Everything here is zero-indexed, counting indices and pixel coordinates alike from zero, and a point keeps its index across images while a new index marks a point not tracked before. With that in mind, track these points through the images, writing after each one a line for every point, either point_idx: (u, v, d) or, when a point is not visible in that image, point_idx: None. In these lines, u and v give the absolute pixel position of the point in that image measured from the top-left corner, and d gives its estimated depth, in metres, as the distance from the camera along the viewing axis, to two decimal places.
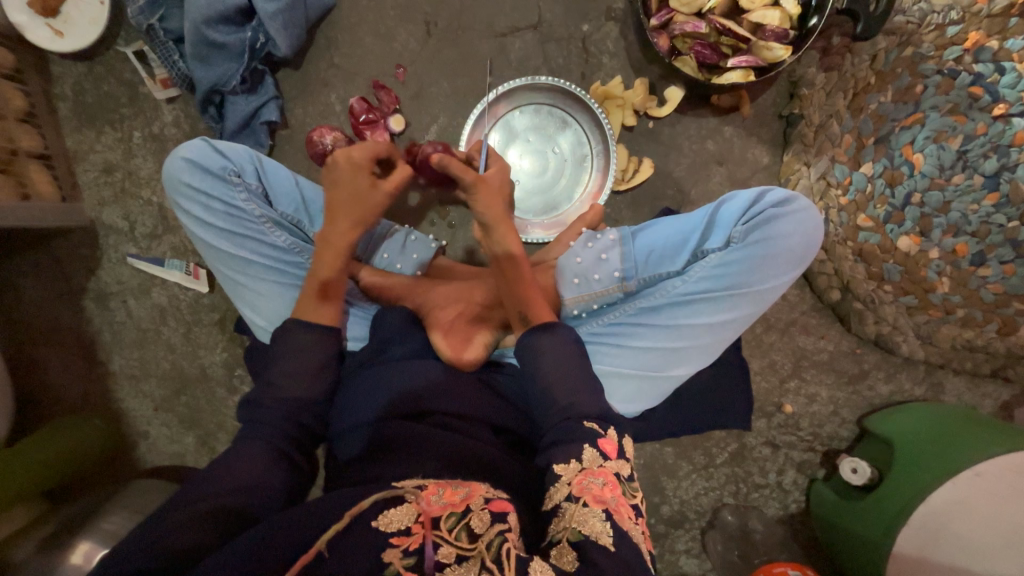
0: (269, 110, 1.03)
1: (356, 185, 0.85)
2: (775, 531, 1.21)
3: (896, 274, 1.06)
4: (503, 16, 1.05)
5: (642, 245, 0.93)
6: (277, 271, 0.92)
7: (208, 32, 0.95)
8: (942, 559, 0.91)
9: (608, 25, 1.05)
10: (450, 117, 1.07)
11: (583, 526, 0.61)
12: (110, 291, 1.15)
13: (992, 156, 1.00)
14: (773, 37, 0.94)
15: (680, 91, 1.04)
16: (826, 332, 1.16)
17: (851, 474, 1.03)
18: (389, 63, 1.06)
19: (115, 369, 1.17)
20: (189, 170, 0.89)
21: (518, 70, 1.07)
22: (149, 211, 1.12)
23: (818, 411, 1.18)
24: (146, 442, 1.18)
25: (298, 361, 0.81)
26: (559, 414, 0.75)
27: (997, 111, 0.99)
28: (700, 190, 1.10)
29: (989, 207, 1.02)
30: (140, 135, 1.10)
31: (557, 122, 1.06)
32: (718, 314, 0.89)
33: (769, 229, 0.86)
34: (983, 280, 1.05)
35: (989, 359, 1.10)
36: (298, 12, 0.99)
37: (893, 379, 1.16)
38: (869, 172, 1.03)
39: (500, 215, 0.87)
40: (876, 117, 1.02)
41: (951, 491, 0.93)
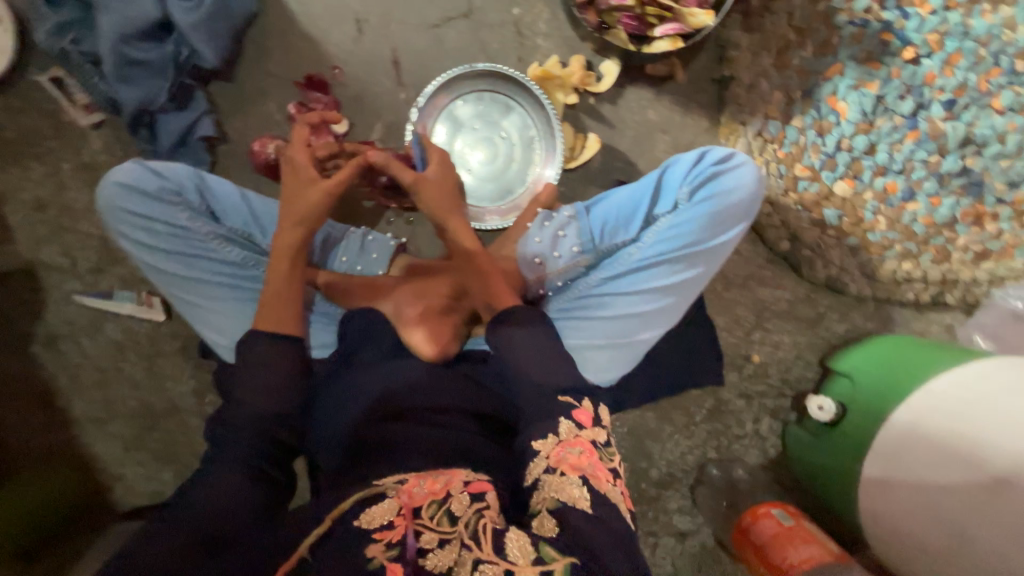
0: (204, 125, 1.00)
1: (296, 185, 0.86)
2: (759, 477, 1.26)
3: (837, 219, 1.13)
4: (434, 7, 1.05)
5: (596, 218, 0.95)
6: (233, 286, 0.90)
7: (127, 50, 0.92)
8: (903, 477, 0.93)
9: (538, 7, 1.07)
10: (394, 113, 1.07)
11: (561, 494, 0.63)
12: (60, 333, 1.09)
13: (907, 96, 1.07)
14: (695, 4, 0.98)
15: (616, 64, 1.06)
16: (782, 282, 1.22)
17: (819, 412, 1.08)
18: (324, 65, 1.05)
19: (77, 414, 1.12)
20: (125, 194, 0.86)
21: (455, 60, 1.07)
22: (91, 244, 1.07)
23: (783, 357, 1.24)
24: (121, 484, 1.14)
25: (261, 376, 0.78)
26: (536, 390, 0.77)
27: (908, 54, 1.05)
28: (647, 159, 1.13)
29: (911, 145, 1.09)
30: (70, 166, 1.04)
31: (501, 107, 1.08)
32: (676, 275, 0.92)
33: (712, 188, 0.89)
34: (914, 214, 1.13)
35: (928, 287, 1.18)
36: (221, 21, 0.96)
37: (848, 318, 1.23)
38: (801, 125, 1.09)
39: (447, 208, 0.88)
40: (801, 72, 1.07)
41: (905, 412, 0.97)
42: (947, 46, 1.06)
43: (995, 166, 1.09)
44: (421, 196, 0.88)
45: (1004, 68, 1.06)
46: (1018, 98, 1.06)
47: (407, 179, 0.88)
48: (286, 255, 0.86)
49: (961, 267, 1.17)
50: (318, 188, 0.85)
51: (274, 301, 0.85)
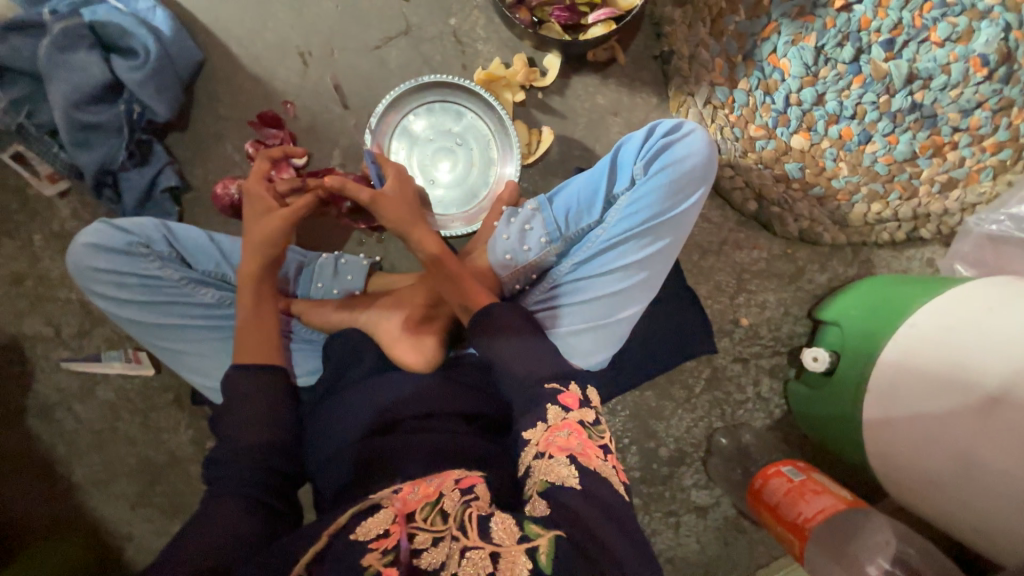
0: (167, 176, 1.02)
1: (253, 214, 0.89)
2: (768, 439, 1.26)
3: (799, 171, 1.15)
4: (372, 30, 1.08)
5: (559, 206, 0.96)
6: (214, 328, 0.91)
7: (80, 116, 0.94)
8: (902, 412, 0.93)
9: (473, 14, 1.09)
10: (349, 137, 1.09)
11: (550, 475, 0.63)
12: (53, 402, 1.10)
13: (846, 44, 1.09)
14: None
15: (557, 57, 1.09)
16: (757, 242, 1.22)
17: (814, 363, 1.08)
18: (275, 101, 1.07)
19: (80, 480, 1.12)
20: (94, 254, 0.87)
21: (401, 77, 1.10)
22: (71, 309, 1.08)
23: (771, 316, 1.24)
24: (133, 543, 1.14)
25: (247, 409, 0.81)
26: (523, 384, 0.77)
27: (838, 3, 1.08)
28: (603, 143, 1.15)
29: (858, 89, 1.11)
30: (41, 237, 1.06)
31: (453, 115, 1.10)
32: (645, 249, 0.93)
33: (665, 158, 0.91)
34: (874, 156, 1.14)
35: (902, 225, 1.19)
36: (167, 74, 0.99)
37: (828, 268, 1.23)
38: (747, 87, 1.11)
39: (408, 220, 0.89)
40: (738, 36, 1.10)
41: (894, 350, 0.97)
42: None
43: (944, 97, 1.11)
44: (380, 213, 0.88)
45: (934, 2, 1.09)
46: (955, 28, 1.08)
47: (365, 197, 0.87)
48: (251, 284, 0.88)
49: (930, 201, 1.17)
50: (274, 216, 0.87)
51: (254, 333, 0.87)
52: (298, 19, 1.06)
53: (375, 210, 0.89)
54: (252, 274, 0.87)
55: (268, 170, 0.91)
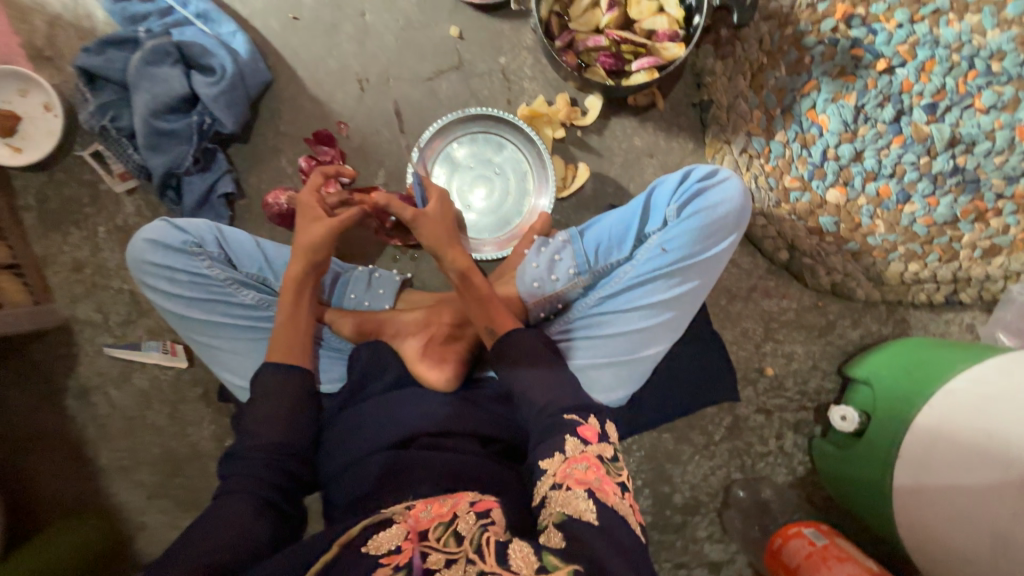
0: (224, 183, 1.10)
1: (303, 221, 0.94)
2: (789, 497, 1.21)
3: (833, 225, 1.14)
4: (427, 62, 1.15)
5: (590, 240, 0.97)
6: (250, 327, 0.96)
7: (157, 122, 1.03)
8: (935, 482, 0.89)
9: (522, 54, 1.16)
10: (395, 159, 1.15)
11: (566, 507, 0.62)
12: (91, 386, 1.15)
13: (887, 104, 1.11)
14: (667, 39, 1.06)
15: (599, 99, 1.14)
16: (787, 292, 1.21)
17: (842, 421, 1.04)
18: (330, 121, 1.15)
19: (104, 464, 1.16)
20: (151, 249, 0.93)
21: (449, 107, 1.16)
22: (121, 298, 1.15)
23: (798, 369, 1.21)
24: (144, 533, 1.16)
25: (271, 409, 0.83)
26: (541, 412, 0.77)
27: (880, 65, 1.10)
28: (637, 183, 1.18)
29: (898, 149, 1.11)
30: (105, 229, 1.14)
31: (494, 146, 1.15)
32: (673, 289, 0.94)
33: (699, 203, 0.92)
34: (913, 216, 1.13)
35: (940, 287, 1.16)
36: (238, 91, 1.07)
37: (861, 324, 1.20)
38: (784, 139, 1.13)
39: (445, 241, 0.93)
40: (777, 91, 1.12)
41: (929, 414, 0.93)
42: (918, 55, 1.10)
43: (988, 163, 1.11)
44: (421, 231, 0.93)
45: (979, 70, 1.09)
46: (1000, 96, 1.09)
47: (407, 216, 0.92)
48: (290, 287, 0.92)
49: (971, 265, 1.15)
50: (320, 225, 0.92)
51: (287, 337, 0.90)
52: (360, 49, 1.15)
53: (417, 228, 0.94)
54: (294, 277, 0.92)
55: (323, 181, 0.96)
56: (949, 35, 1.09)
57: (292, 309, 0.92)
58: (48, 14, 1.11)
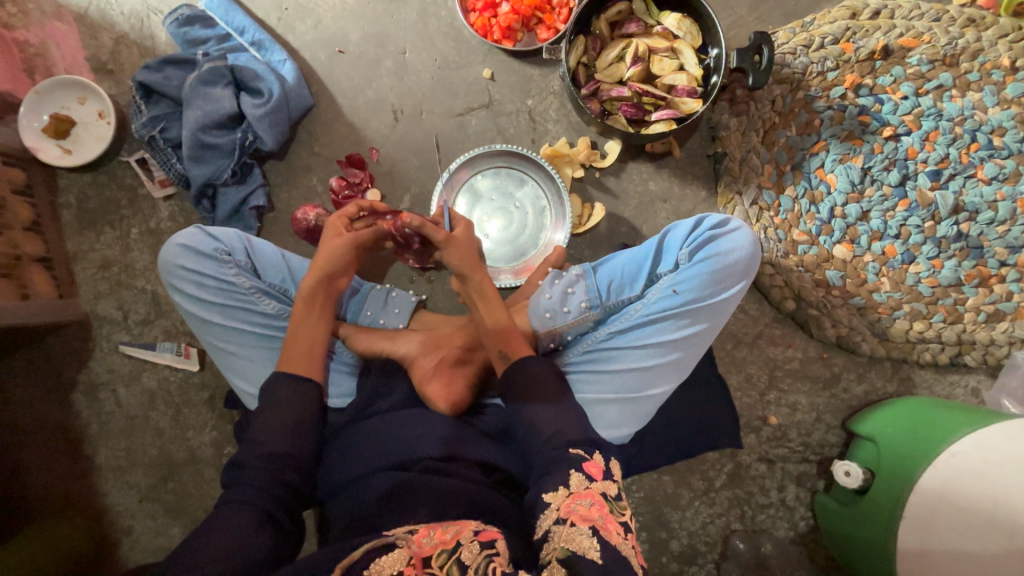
0: (257, 196, 1.15)
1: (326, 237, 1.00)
2: (790, 553, 1.18)
3: (839, 279, 1.17)
4: (459, 99, 1.23)
5: (603, 276, 1.00)
6: (267, 336, 0.98)
7: (203, 136, 1.10)
8: (940, 546, 0.87)
9: (549, 98, 1.23)
10: (421, 186, 1.21)
11: (570, 544, 0.62)
12: (100, 382, 1.17)
13: (893, 168, 1.16)
14: (686, 94, 1.13)
15: (618, 144, 1.20)
16: (792, 341, 1.22)
17: (846, 477, 1.03)
18: (363, 146, 1.22)
19: (101, 462, 1.16)
20: (183, 253, 0.97)
21: (476, 141, 1.23)
22: (143, 298, 1.18)
23: (802, 419, 1.21)
24: (130, 537, 1.15)
25: (280, 419, 0.84)
26: (547, 444, 0.78)
27: (887, 132, 1.16)
28: (650, 225, 1.23)
29: (903, 212, 1.16)
30: (137, 231, 1.19)
31: (515, 180, 1.21)
32: (682, 330, 0.96)
33: (710, 249, 0.96)
34: (918, 276, 1.17)
35: (945, 348, 1.18)
36: (282, 112, 1.15)
37: (866, 379, 1.21)
38: (793, 194, 1.18)
39: (474, 264, 0.97)
40: (787, 148, 1.19)
41: (933, 476, 0.93)
42: (923, 125, 1.16)
43: (991, 231, 1.15)
44: (450, 254, 0.97)
45: (981, 143, 1.15)
46: (1002, 169, 1.14)
47: (440, 237, 0.96)
48: (304, 299, 0.95)
49: (975, 328, 1.17)
50: (344, 242, 0.98)
51: (304, 348, 0.92)
52: (397, 83, 1.23)
53: (446, 251, 0.97)
54: (310, 289, 0.95)
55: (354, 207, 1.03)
56: (952, 108, 1.16)
57: (305, 320, 0.95)
58: (115, 32, 1.20)
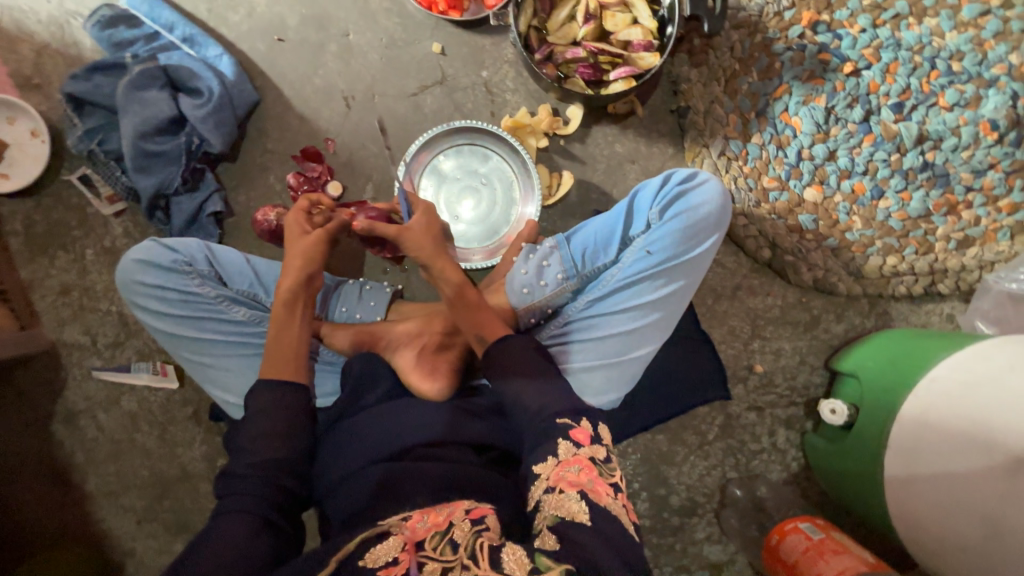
0: (213, 202, 1.10)
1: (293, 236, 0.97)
2: (785, 493, 1.21)
3: (812, 223, 1.18)
4: (411, 78, 1.18)
5: (577, 245, 0.99)
6: (241, 343, 0.96)
7: (146, 145, 1.05)
8: (926, 471, 0.91)
9: (504, 68, 1.19)
10: (382, 173, 1.17)
11: (559, 510, 0.63)
12: (78, 410, 1.14)
13: (856, 105, 1.15)
14: (642, 49, 1.10)
15: (580, 108, 1.17)
16: (771, 289, 1.23)
17: (832, 415, 1.05)
18: (318, 138, 1.17)
19: (92, 490, 1.14)
20: (141, 269, 0.94)
21: (434, 120, 1.19)
22: (109, 321, 1.15)
23: (787, 364, 1.23)
24: (133, 560, 1.14)
25: (268, 424, 0.82)
26: (536, 416, 0.78)
27: (847, 68, 1.15)
28: (620, 189, 1.21)
29: (869, 147, 1.15)
30: (92, 252, 1.14)
31: (479, 156, 1.18)
32: (659, 290, 0.95)
33: (680, 205, 0.95)
34: (888, 211, 1.17)
35: (918, 279, 1.19)
36: (226, 111, 1.09)
37: (845, 318, 1.23)
38: (760, 141, 1.17)
39: (434, 251, 0.94)
40: (751, 95, 1.17)
41: (913, 404, 0.95)
42: (883, 57, 1.15)
43: (956, 157, 1.15)
44: (407, 245, 0.94)
45: (941, 70, 1.14)
46: (962, 94, 1.14)
47: (391, 232, 0.93)
48: (285, 304, 0.93)
49: (946, 256, 1.19)
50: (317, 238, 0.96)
51: (290, 352, 0.91)
52: (345, 68, 1.17)
53: (402, 243, 0.95)
54: (287, 292, 0.93)
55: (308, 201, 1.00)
56: (910, 37, 1.14)
57: (286, 324, 0.92)
58: (35, 42, 1.13)
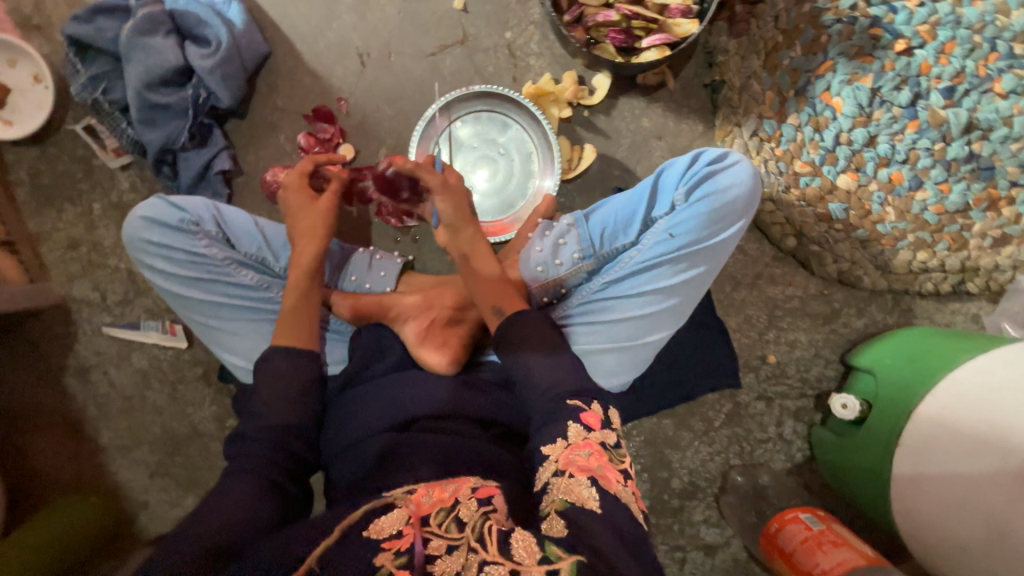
0: (221, 160, 1.07)
1: (300, 202, 0.95)
2: (787, 483, 1.22)
3: (843, 212, 1.12)
4: (430, 36, 1.11)
5: (596, 224, 0.95)
6: (249, 308, 0.94)
7: (150, 96, 1.00)
8: (934, 472, 0.90)
9: (529, 29, 1.12)
10: (397, 138, 1.12)
11: (569, 495, 0.62)
12: (90, 364, 1.15)
13: (904, 87, 1.07)
14: (679, 14, 1.02)
15: (607, 78, 1.10)
16: (792, 279, 1.19)
17: (843, 410, 1.03)
18: (330, 97, 1.11)
19: (105, 443, 1.16)
20: (148, 227, 0.92)
21: (453, 83, 1.12)
22: (118, 277, 1.14)
23: (801, 356, 1.20)
24: (146, 511, 1.17)
25: (278, 389, 0.83)
26: (544, 396, 0.77)
27: (899, 46, 1.06)
28: (645, 166, 1.15)
29: (913, 134, 1.08)
30: (100, 206, 1.12)
31: (498, 125, 1.12)
32: (679, 275, 0.92)
33: (708, 187, 0.90)
34: (924, 203, 1.11)
35: (947, 276, 1.15)
36: (234, 63, 1.04)
37: (865, 313, 1.19)
38: (796, 122, 1.10)
39: (467, 215, 0.92)
40: (791, 71, 1.09)
41: (932, 404, 0.93)
42: (939, 35, 1.06)
43: (1005, 149, 1.08)
44: (443, 201, 0.90)
45: (1001, 52, 1.06)
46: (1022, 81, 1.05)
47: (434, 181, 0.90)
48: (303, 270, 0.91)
49: (980, 254, 1.14)
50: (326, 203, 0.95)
51: (303, 314, 0.90)
52: (361, 22, 1.11)
53: (439, 197, 0.90)
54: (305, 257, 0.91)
55: (311, 163, 0.97)
56: (971, 14, 1.05)
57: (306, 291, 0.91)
58: None
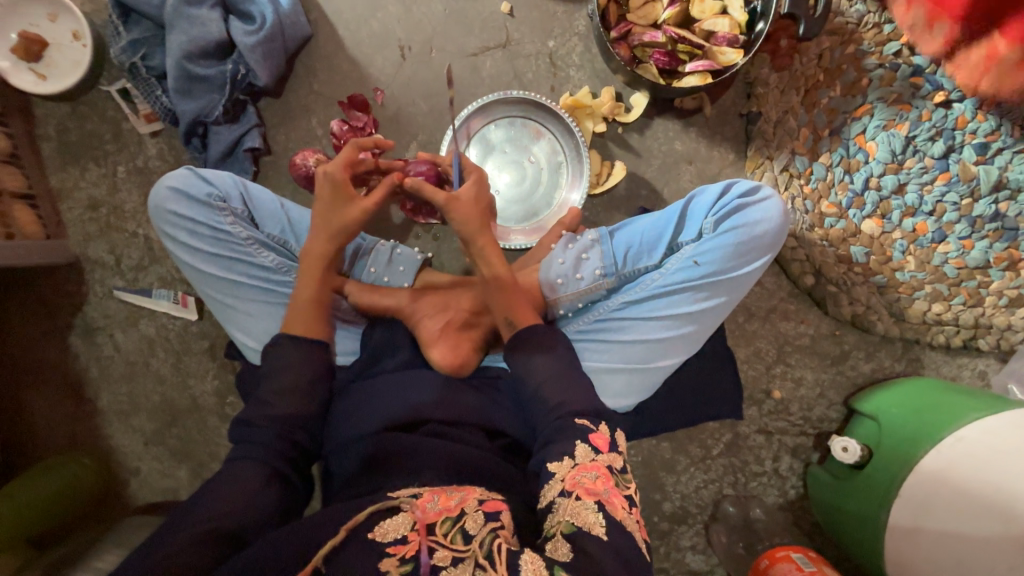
0: (251, 137, 1.07)
1: (334, 200, 0.88)
2: (777, 518, 1.22)
3: (863, 256, 1.12)
4: (473, 37, 1.11)
5: (620, 243, 0.95)
6: (266, 290, 0.94)
7: (190, 66, 1.00)
8: (934, 527, 0.90)
9: (573, 40, 1.12)
10: (428, 134, 1.12)
11: (575, 518, 0.62)
12: (97, 326, 1.14)
13: (938, 139, 1.07)
14: (725, 43, 1.02)
15: (645, 97, 1.11)
16: (805, 316, 1.19)
17: (843, 453, 1.02)
18: (367, 87, 1.11)
19: (103, 406, 1.16)
20: (175, 198, 0.92)
21: (490, 86, 1.12)
22: (135, 243, 1.13)
23: (805, 394, 1.21)
24: (137, 478, 1.17)
25: (287, 377, 0.82)
26: (552, 413, 0.77)
27: (938, 98, 1.07)
28: (672, 189, 1.15)
29: (942, 186, 1.08)
30: (124, 170, 1.11)
31: (531, 132, 1.12)
32: (699, 303, 0.92)
33: (737, 219, 0.90)
34: (946, 256, 1.11)
35: (960, 331, 1.15)
36: (276, 43, 1.04)
37: (875, 358, 1.19)
38: (828, 161, 1.10)
39: (480, 227, 0.88)
40: (828, 111, 1.10)
41: (937, 458, 0.94)
42: None
43: None
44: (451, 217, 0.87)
45: None
46: None
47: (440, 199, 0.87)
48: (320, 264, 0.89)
49: (994, 312, 1.14)
50: (358, 206, 0.89)
51: (309, 307, 0.89)
52: (405, 15, 1.11)
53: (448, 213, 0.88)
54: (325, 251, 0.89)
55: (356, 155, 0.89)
56: None
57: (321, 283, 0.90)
58: None
